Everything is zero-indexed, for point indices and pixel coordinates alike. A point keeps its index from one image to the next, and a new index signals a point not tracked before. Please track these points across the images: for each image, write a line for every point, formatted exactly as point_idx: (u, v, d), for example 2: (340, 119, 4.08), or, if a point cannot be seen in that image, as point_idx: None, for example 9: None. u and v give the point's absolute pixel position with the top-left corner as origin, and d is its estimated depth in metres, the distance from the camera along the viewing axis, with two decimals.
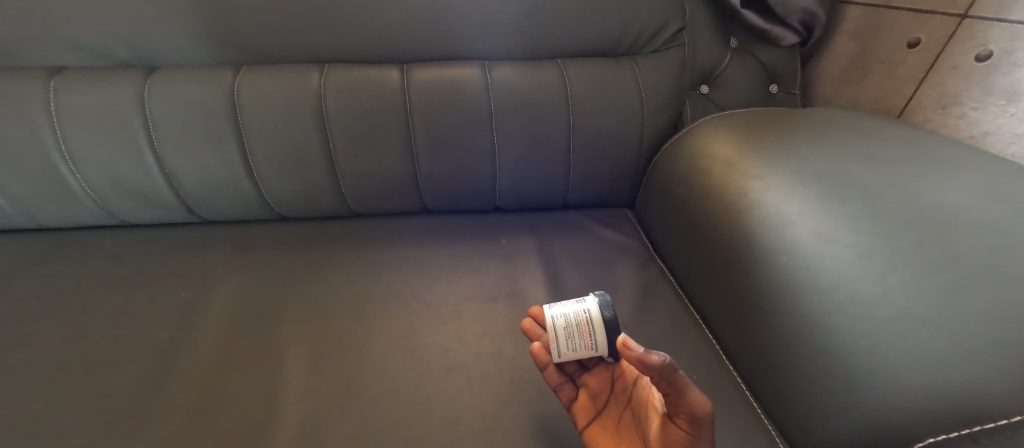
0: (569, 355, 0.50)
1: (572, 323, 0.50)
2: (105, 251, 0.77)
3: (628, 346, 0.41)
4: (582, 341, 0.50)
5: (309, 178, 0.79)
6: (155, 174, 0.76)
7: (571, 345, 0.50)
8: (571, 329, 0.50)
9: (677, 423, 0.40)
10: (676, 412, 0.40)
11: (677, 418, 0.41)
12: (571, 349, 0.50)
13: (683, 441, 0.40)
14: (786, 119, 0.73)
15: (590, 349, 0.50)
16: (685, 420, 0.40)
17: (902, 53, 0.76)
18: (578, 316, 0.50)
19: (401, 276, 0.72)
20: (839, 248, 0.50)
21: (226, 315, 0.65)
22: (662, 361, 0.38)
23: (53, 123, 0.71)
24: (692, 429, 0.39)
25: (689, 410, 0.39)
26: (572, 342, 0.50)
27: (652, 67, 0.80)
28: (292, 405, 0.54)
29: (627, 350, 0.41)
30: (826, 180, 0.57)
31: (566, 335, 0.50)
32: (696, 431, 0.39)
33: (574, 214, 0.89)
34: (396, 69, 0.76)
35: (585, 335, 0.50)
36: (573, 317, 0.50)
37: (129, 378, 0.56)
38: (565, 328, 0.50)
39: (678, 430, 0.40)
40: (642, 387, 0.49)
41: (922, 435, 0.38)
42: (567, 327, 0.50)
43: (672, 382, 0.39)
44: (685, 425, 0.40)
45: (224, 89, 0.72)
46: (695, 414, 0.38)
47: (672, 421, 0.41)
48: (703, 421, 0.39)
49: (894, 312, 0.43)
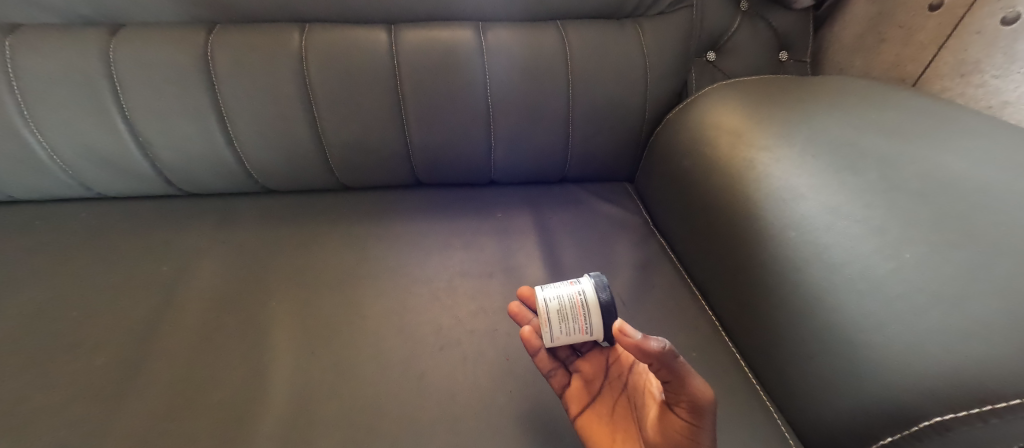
0: (562, 339, 0.48)
1: (566, 306, 0.48)
2: (80, 224, 0.73)
3: (624, 332, 0.38)
4: (576, 324, 0.48)
5: (294, 148, 0.75)
6: (129, 143, 0.72)
7: (565, 329, 0.48)
8: (564, 312, 0.48)
9: (677, 412, 0.39)
10: (676, 401, 0.38)
11: (677, 407, 0.39)
12: (564, 333, 0.48)
13: (684, 431, 0.38)
14: (797, 87, 0.69)
15: (584, 332, 0.48)
16: (686, 409, 0.38)
17: (922, 16, 0.71)
18: (572, 298, 0.48)
19: (392, 251, 0.70)
20: (851, 223, 0.47)
21: (209, 291, 0.63)
22: (661, 348, 0.36)
23: (10, 84, 0.66)
24: (694, 419, 0.37)
25: (690, 399, 0.37)
26: (566, 326, 0.48)
27: (657, 31, 0.75)
28: (280, 385, 0.52)
29: (623, 336, 0.38)
30: (838, 151, 0.54)
31: (558, 317, 0.48)
32: (698, 421, 0.37)
33: (572, 188, 0.86)
34: (383, 30, 0.70)
35: (579, 318, 0.48)
36: (567, 299, 0.48)
37: (111, 356, 0.54)
38: (558, 311, 0.48)
39: (679, 419, 0.38)
40: (639, 374, 0.47)
41: (929, 415, 0.37)
42: (560, 310, 0.48)
43: (672, 370, 0.37)
44: (686, 415, 0.38)
45: (197, 50, 0.67)
46: (697, 403, 0.37)
47: (672, 411, 0.39)
48: (705, 410, 0.37)
49: (905, 288, 0.41)
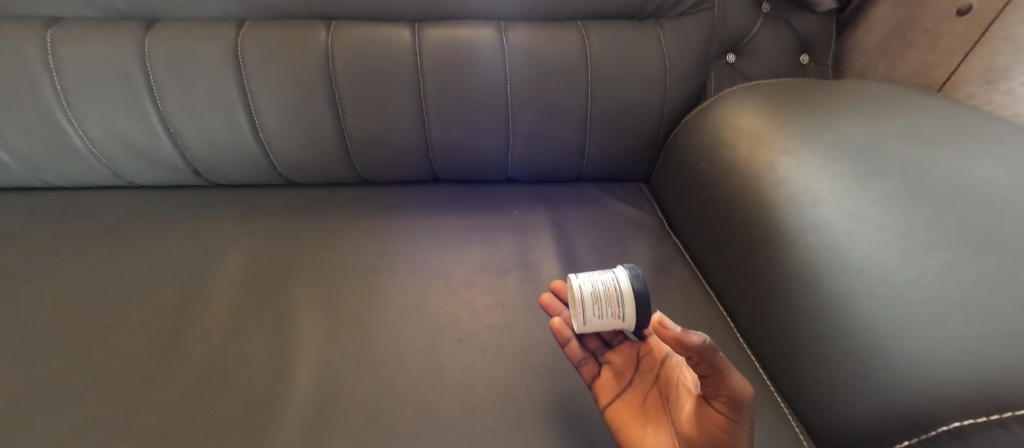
0: (594, 323, 0.49)
1: (600, 291, 0.49)
2: (112, 212, 0.76)
3: (664, 325, 0.39)
4: (608, 309, 0.48)
5: (318, 142, 0.76)
6: (160, 134, 0.75)
7: (598, 313, 0.48)
8: (598, 297, 0.49)
9: (715, 406, 0.38)
10: (715, 394, 0.38)
11: (715, 401, 0.38)
12: (596, 317, 0.48)
13: (723, 426, 0.37)
14: (819, 91, 0.68)
15: (616, 317, 0.49)
16: (725, 403, 0.37)
17: (949, 21, 0.70)
18: (606, 285, 0.49)
19: (411, 246, 0.71)
20: (874, 228, 0.47)
21: (235, 279, 0.65)
22: (701, 342, 0.36)
23: (51, 74, 0.68)
24: (732, 414, 0.36)
25: (730, 394, 0.36)
26: (599, 310, 0.48)
27: (678, 32, 0.75)
28: (305, 371, 0.54)
29: (662, 329, 0.39)
30: (862, 157, 0.54)
31: (592, 301, 0.48)
32: (737, 416, 0.36)
33: (588, 187, 0.87)
34: (407, 28, 0.72)
35: (612, 303, 0.48)
36: (601, 285, 0.49)
37: (146, 338, 0.56)
38: (592, 295, 0.49)
39: (717, 413, 0.37)
40: (673, 367, 0.47)
41: (947, 419, 0.37)
42: (594, 294, 0.49)
43: (712, 365, 0.36)
44: (724, 409, 0.37)
45: (228, 45, 0.69)
46: (736, 398, 0.36)
47: (711, 405, 0.38)
48: (745, 405, 0.36)
49: (927, 295, 0.41)
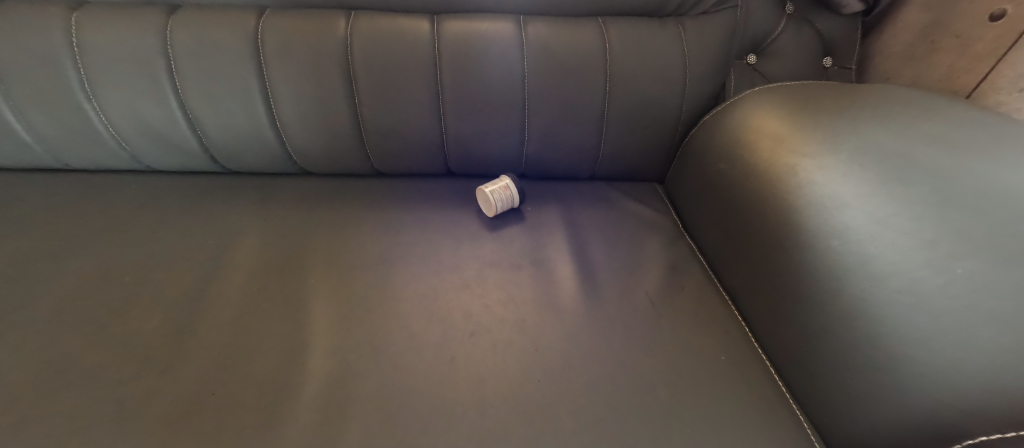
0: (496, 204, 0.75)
1: (497, 186, 0.75)
2: (130, 196, 0.77)
3: None
4: (506, 195, 0.75)
5: (333, 132, 0.77)
6: (179, 120, 0.75)
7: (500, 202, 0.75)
8: (499, 189, 0.75)
9: None
10: None
11: None
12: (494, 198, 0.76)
13: None
14: (843, 94, 0.67)
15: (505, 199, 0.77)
16: None
17: (981, 26, 0.68)
18: (499, 183, 0.76)
19: (424, 238, 0.71)
20: (900, 234, 0.46)
21: (250, 266, 0.65)
22: None
23: (74, 57, 0.69)
24: None
25: None
26: (503, 196, 0.75)
27: (699, 30, 0.74)
28: (318, 359, 0.54)
29: None
30: (889, 162, 0.53)
31: (499, 191, 0.75)
32: None
33: (601, 185, 0.86)
34: (426, 20, 0.71)
35: (506, 191, 0.75)
36: (497, 184, 0.75)
37: (162, 320, 0.57)
38: (496, 189, 0.75)
39: None
40: None
41: (974, 432, 0.36)
42: (497, 188, 0.75)
43: None
44: None
45: (248, 32, 0.69)
46: None
47: None
48: None
49: (956, 304, 0.40)
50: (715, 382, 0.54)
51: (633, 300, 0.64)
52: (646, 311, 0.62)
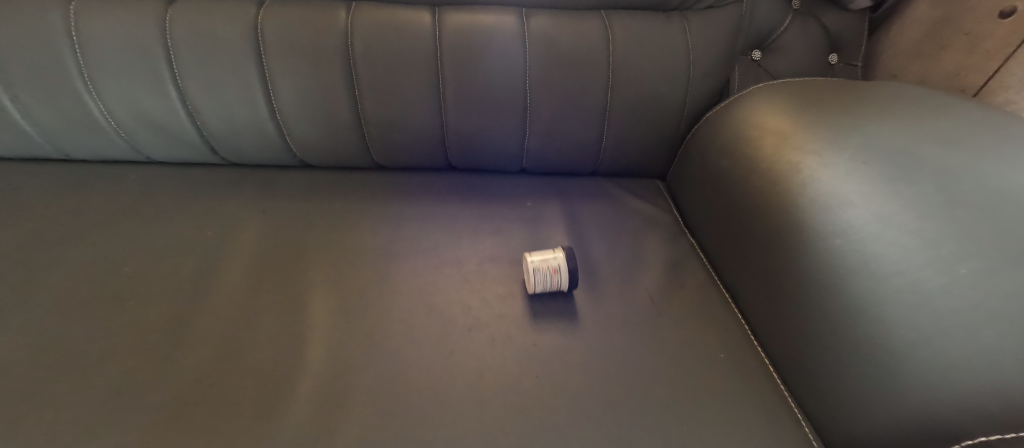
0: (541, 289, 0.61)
1: (544, 264, 0.61)
2: (130, 186, 0.76)
3: None
4: (552, 279, 0.60)
5: (333, 124, 0.76)
6: (179, 112, 0.75)
7: (544, 283, 0.60)
8: (544, 268, 0.60)
9: None
10: None
11: None
12: (539, 283, 0.60)
13: None
14: (849, 91, 0.66)
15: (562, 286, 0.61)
16: None
17: (990, 24, 0.67)
18: (549, 260, 0.61)
19: (423, 232, 0.71)
20: (904, 233, 0.45)
21: (249, 258, 0.65)
22: None
23: (74, 47, 0.69)
24: None
25: None
26: (545, 279, 0.60)
27: (704, 25, 0.74)
28: (316, 353, 0.54)
29: None
30: (894, 160, 0.52)
31: (541, 272, 0.60)
32: None
33: (602, 181, 0.86)
34: (428, 12, 0.71)
35: (553, 276, 0.60)
36: (546, 261, 0.61)
37: (161, 310, 0.57)
38: (540, 266, 0.60)
39: None
40: None
41: (974, 433, 0.36)
42: (542, 266, 0.60)
43: None
44: None
45: (248, 23, 0.68)
46: None
47: None
48: None
49: (959, 304, 0.40)
50: (715, 380, 0.54)
51: (634, 296, 0.63)
52: (646, 308, 0.62)
